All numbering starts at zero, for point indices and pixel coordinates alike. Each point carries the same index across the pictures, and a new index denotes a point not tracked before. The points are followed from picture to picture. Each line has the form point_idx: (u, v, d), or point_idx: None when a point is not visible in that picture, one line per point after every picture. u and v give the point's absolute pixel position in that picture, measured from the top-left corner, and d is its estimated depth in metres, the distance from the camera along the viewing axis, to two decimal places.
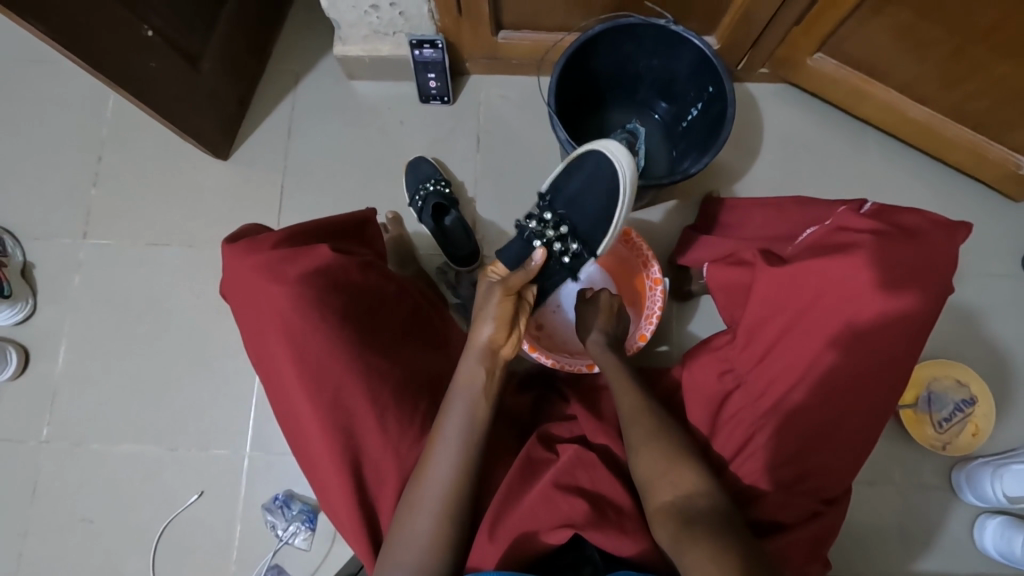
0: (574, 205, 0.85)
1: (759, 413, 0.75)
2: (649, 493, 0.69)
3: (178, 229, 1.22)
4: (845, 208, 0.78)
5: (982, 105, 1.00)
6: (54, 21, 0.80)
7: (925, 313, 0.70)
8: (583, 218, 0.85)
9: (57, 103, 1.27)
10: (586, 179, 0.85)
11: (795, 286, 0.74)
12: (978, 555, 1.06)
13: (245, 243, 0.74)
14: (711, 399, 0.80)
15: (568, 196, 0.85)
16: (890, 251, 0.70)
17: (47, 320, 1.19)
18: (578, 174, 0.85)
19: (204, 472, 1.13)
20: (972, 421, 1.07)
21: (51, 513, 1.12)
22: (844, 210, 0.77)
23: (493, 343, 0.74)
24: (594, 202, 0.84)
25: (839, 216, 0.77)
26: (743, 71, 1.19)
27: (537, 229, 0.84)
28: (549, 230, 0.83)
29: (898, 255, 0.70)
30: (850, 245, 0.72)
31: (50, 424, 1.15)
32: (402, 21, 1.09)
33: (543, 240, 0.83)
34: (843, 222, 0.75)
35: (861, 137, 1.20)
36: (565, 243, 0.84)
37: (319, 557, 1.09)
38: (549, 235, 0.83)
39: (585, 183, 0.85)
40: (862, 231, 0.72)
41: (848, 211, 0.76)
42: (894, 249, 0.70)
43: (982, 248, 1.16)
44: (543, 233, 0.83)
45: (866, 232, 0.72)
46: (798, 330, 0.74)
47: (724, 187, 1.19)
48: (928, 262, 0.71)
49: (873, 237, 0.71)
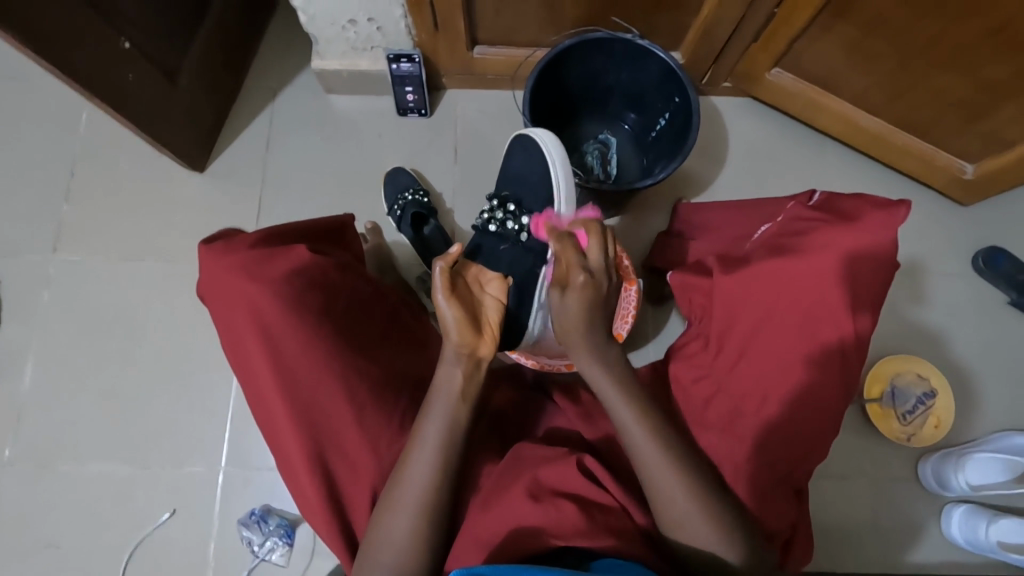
0: (519, 183, 0.93)
1: (748, 415, 0.75)
2: (660, 510, 0.68)
3: (153, 242, 1.21)
4: (794, 202, 0.85)
5: (927, 116, 1.08)
6: (33, 30, 0.80)
7: (868, 295, 0.76)
8: (527, 194, 0.92)
9: (30, 117, 1.26)
10: (523, 158, 0.94)
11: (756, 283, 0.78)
12: (947, 544, 1.10)
13: (222, 244, 0.74)
14: (698, 402, 0.80)
15: (512, 177, 0.94)
16: (833, 238, 0.75)
17: (12, 337, 1.16)
18: (513, 158, 0.95)
19: (178, 489, 1.10)
20: (933, 413, 1.11)
21: (13, 538, 1.07)
22: (794, 204, 0.84)
23: (467, 343, 0.69)
24: (533, 173, 0.92)
25: (790, 210, 0.84)
26: (708, 85, 1.25)
27: (488, 216, 0.91)
28: (498, 212, 0.91)
29: (845, 238, 0.75)
30: (800, 233, 0.79)
31: (13, 444, 1.11)
32: (379, 37, 1.11)
33: (496, 223, 0.90)
34: (794, 215, 0.82)
35: (820, 146, 1.27)
36: (517, 218, 0.90)
37: (297, 571, 1.06)
38: (501, 216, 0.90)
39: (524, 161, 0.93)
40: (813, 221, 0.79)
41: (798, 204, 0.83)
42: (837, 235, 0.75)
43: (937, 249, 1.23)
44: (493, 218, 0.91)
45: (813, 223, 0.78)
46: (768, 325, 0.77)
47: (694, 195, 1.24)
48: (873, 245, 0.75)
49: (822, 226, 0.77)
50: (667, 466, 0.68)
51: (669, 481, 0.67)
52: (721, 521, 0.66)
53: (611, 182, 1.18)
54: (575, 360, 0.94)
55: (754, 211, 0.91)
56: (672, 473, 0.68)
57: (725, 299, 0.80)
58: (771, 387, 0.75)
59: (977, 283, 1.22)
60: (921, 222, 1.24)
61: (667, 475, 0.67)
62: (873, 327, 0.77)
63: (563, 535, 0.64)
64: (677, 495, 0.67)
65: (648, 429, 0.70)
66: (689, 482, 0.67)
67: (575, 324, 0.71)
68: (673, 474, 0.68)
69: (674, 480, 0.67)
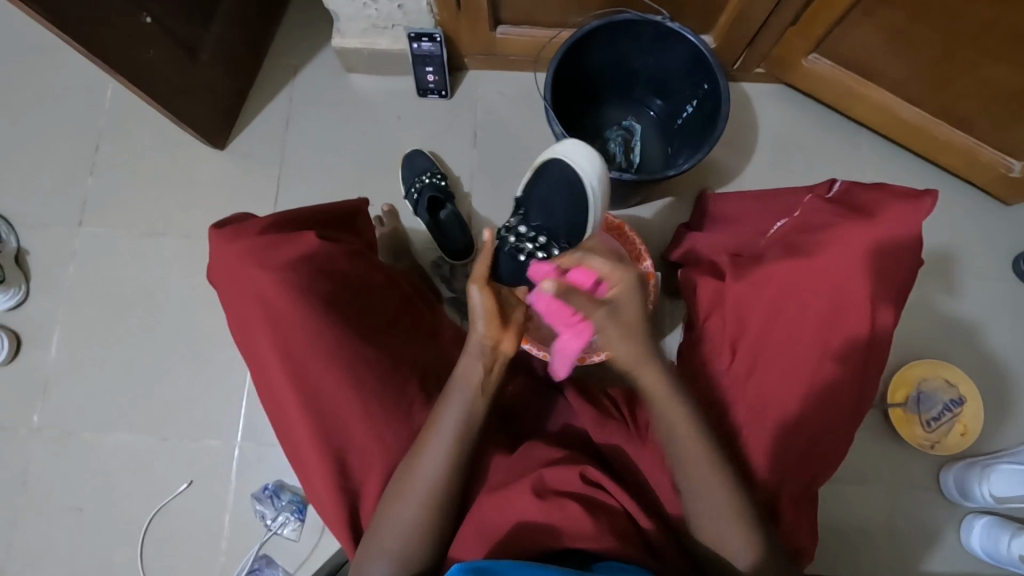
0: (548, 212, 0.84)
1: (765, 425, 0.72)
2: (702, 527, 0.66)
3: (175, 218, 1.22)
4: (811, 195, 0.82)
5: (972, 108, 1.01)
6: (55, 5, 0.80)
7: (891, 289, 0.72)
8: (559, 224, 0.83)
9: (57, 92, 1.27)
10: (552, 186, 0.85)
11: (770, 283, 0.75)
12: (965, 554, 1.07)
13: (231, 229, 0.74)
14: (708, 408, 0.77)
15: (540, 207, 0.85)
16: (850, 232, 0.71)
17: (40, 309, 1.19)
18: (540, 185, 0.86)
19: (194, 461, 1.13)
20: (960, 420, 1.07)
21: (42, 499, 1.11)
22: (812, 198, 0.81)
23: (492, 339, 0.70)
24: (567, 202, 0.84)
25: (808, 205, 0.80)
26: (739, 70, 1.20)
27: (516, 244, 0.80)
28: (527, 243, 0.80)
29: (863, 233, 0.71)
30: (815, 228, 0.76)
31: (41, 411, 1.15)
32: (400, 15, 1.09)
33: (525, 252, 0.79)
34: (811, 210, 0.79)
35: (855, 137, 1.21)
36: (546, 249, 0.80)
37: (308, 547, 1.09)
38: (529, 247, 0.80)
39: (554, 188, 0.85)
40: (827, 216, 0.76)
41: (815, 198, 0.80)
42: (853, 231, 0.71)
43: (976, 248, 1.17)
44: (522, 246, 0.80)
45: (830, 218, 0.75)
46: (778, 330, 0.74)
47: (719, 185, 1.20)
48: (893, 242, 0.71)
49: (837, 222, 0.73)
50: (704, 467, 0.65)
51: (698, 475, 0.65)
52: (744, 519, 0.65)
53: (632, 171, 1.15)
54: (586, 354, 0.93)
55: (772, 204, 0.88)
56: (710, 473, 0.65)
57: (741, 304, 0.77)
58: (782, 392, 0.72)
59: (1016, 287, 1.16)
60: (960, 220, 1.18)
61: (704, 476, 0.65)
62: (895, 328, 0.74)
63: (567, 537, 0.64)
64: (710, 491, 0.65)
65: (685, 445, 0.66)
66: (718, 477, 0.65)
67: (621, 342, 0.65)
68: (699, 475, 0.65)
69: (709, 485, 0.65)
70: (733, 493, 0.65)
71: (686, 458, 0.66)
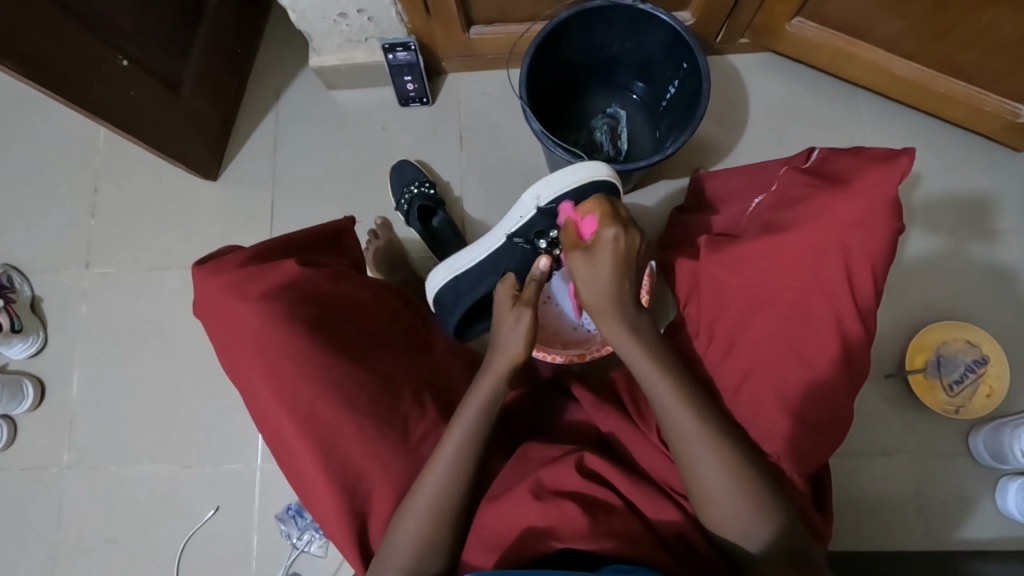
0: None
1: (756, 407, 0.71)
2: (705, 514, 0.64)
3: (176, 251, 1.25)
4: (787, 167, 0.82)
5: (971, 57, 0.97)
6: (31, 59, 0.82)
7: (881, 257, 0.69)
8: None
9: (51, 139, 1.30)
10: None
11: (750, 263, 0.73)
12: (1001, 518, 1.03)
13: (213, 264, 0.75)
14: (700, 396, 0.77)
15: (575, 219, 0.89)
16: (827, 203, 0.69)
17: (57, 351, 1.22)
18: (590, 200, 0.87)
19: (219, 487, 1.15)
20: (984, 382, 1.02)
21: (79, 534, 1.15)
22: (788, 170, 0.80)
23: (516, 359, 0.72)
24: None
25: (784, 178, 0.80)
26: (722, 43, 1.16)
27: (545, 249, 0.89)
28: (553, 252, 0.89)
29: (837, 203, 0.68)
30: (793, 202, 0.74)
31: (69, 450, 1.18)
32: (372, 27, 1.08)
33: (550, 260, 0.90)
34: (789, 183, 0.78)
35: (851, 98, 1.17)
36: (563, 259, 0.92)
37: (336, 561, 1.11)
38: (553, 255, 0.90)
39: None
40: (804, 188, 0.74)
41: (791, 170, 0.80)
42: (831, 202, 0.69)
43: (987, 201, 1.13)
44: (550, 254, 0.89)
45: (807, 189, 0.74)
46: (757, 311, 0.72)
47: (714, 162, 1.17)
48: (878, 206, 0.67)
49: (815, 193, 0.72)
50: (705, 454, 0.64)
51: (703, 464, 0.64)
52: (754, 492, 0.63)
53: (621, 159, 1.13)
54: (586, 350, 0.93)
55: (754, 178, 0.87)
56: (712, 460, 0.64)
57: (720, 288, 0.76)
58: (760, 375, 0.71)
59: None
60: (967, 174, 1.14)
61: (705, 464, 0.64)
62: (880, 300, 0.72)
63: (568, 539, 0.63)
64: (712, 478, 0.63)
65: (689, 433, 0.65)
66: (725, 464, 0.64)
67: (602, 287, 0.70)
68: (697, 451, 0.65)
69: (715, 471, 0.63)
70: (744, 478, 0.63)
71: (681, 434, 0.66)
